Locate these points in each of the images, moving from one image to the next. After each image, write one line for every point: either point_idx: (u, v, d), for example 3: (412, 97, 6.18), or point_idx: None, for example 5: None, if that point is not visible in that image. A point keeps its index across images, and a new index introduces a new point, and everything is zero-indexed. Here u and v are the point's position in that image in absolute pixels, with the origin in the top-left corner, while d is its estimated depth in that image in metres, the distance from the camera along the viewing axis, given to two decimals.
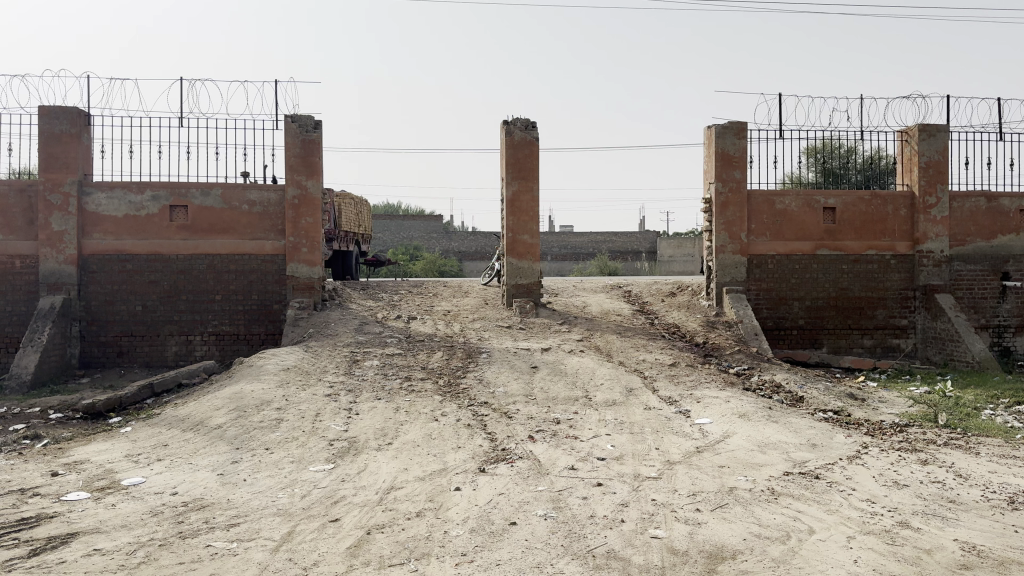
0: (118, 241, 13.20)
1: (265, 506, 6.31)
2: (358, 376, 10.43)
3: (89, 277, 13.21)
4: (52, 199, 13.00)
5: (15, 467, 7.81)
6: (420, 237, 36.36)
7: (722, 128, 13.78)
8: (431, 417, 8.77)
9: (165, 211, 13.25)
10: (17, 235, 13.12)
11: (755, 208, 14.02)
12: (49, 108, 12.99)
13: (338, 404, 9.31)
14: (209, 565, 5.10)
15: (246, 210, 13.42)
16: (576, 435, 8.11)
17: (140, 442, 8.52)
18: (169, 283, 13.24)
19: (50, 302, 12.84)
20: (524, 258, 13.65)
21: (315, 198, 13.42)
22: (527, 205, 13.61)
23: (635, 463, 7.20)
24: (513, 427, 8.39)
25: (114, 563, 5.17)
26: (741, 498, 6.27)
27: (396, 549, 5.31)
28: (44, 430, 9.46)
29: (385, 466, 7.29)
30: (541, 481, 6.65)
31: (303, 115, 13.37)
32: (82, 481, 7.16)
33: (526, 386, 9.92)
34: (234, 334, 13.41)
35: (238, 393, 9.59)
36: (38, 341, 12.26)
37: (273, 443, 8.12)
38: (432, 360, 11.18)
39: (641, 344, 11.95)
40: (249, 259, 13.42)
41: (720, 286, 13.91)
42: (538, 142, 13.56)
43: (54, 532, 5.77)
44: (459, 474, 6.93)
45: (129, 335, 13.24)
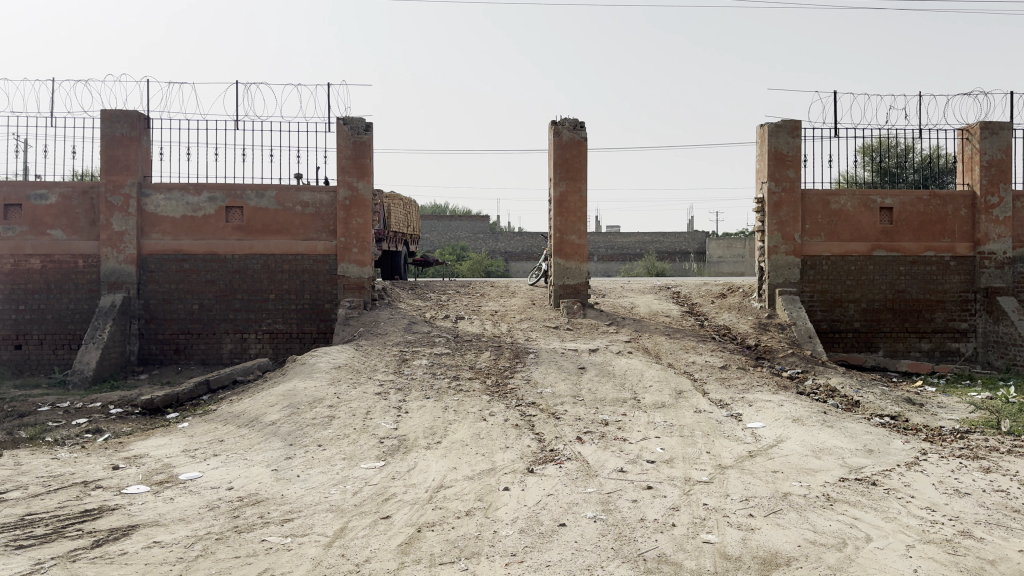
0: (176, 242, 13.54)
1: (319, 502, 6.40)
2: (407, 375, 10.51)
3: (148, 276, 13.56)
4: (113, 201, 13.39)
5: (78, 460, 8.07)
6: (467, 237, 36.50)
7: (775, 127, 13.56)
8: (479, 416, 8.80)
9: (221, 212, 13.55)
10: (79, 235, 13.51)
11: (810, 208, 13.77)
12: (111, 111, 13.38)
13: (388, 402, 9.39)
14: (265, 560, 5.20)
15: (299, 211, 13.64)
16: (624, 437, 8.05)
17: (197, 438, 8.72)
18: (225, 282, 13.54)
19: (111, 300, 13.22)
20: (572, 259, 13.60)
21: (366, 199, 13.58)
22: (575, 205, 13.58)
23: (685, 467, 7.12)
24: (561, 428, 8.37)
25: (172, 555, 5.29)
26: (795, 504, 6.16)
27: (447, 548, 5.33)
28: (105, 425, 9.76)
29: (435, 464, 7.34)
30: (590, 483, 6.62)
31: (354, 116, 13.55)
32: (142, 476, 7.35)
33: (573, 387, 9.89)
34: (287, 333, 13.64)
35: (290, 390, 9.73)
36: (100, 338, 12.63)
37: (326, 439, 8.24)
38: (480, 360, 11.21)
39: (691, 346, 11.82)
40: (301, 260, 13.64)
41: (772, 288, 13.67)
42: (585, 142, 13.51)
43: (116, 525, 5.94)
44: (508, 474, 6.93)
45: (186, 333, 13.56)
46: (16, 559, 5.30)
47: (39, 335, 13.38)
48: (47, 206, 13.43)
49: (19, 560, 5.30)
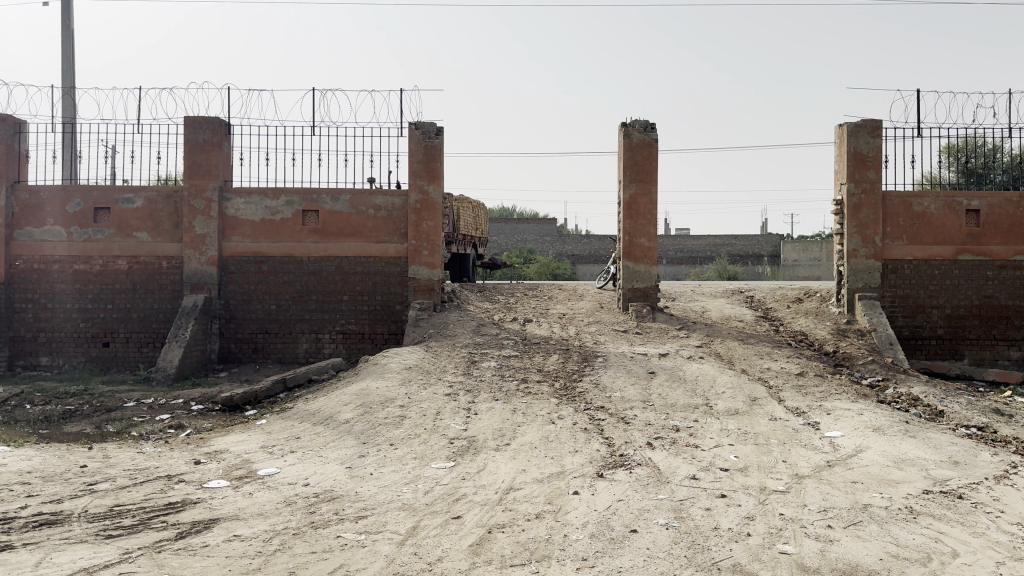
0: (255, 244, 13.95)
1: (391, 501, 6.50)
2: (476, 376, 10.58)
3: (229, 277, 14.00)
4: (196, 205, 13.86)
5: (162, 454, 8.39)
6: (533, 240, 36.49)
7: (854, 127, 13.17)
8: (547, 419, 8.79)
9: (298, 216, 13.90)
10: (164, 238, 14.03)
11: (891, 210, 13.33)
12: (194, 118, 13.86)
13: (457, 403, 9.46)
14: (340, 556, 5.30)
15: (372, 214, 13.89)
16: (697, 444, 7.92)
17: (274, 434, 8.96)
18: (301, 284, 13.88)
19: (194, 300, 13.70)
20: (641, 262, 13.47)
21: (436, 203, 13.74)
22: (644, 207, 13.45)
23: (760, 475, 6.96)
24: (631, 433, 8.29)
25: (251, 549, 5.45)
26: (876, 516, 5.96)
27: (518, 550, 5.34)
28: (187, 421, 10.13)
29: (504, 466, 7.37)
30: (662, 489, 6.55)
31: (426, 121, 13.73)
32: (223, 470, 7.59)
33: (643, 392, 9.77)
34: (359, 333, 13.91)
35: (363, 390, 9.89)
36: (182, 337, 13.11)
37: (397, 439, 8.36)
38: (548, 363, 11.19)
39: (766, 352, 11.56)
40: (373, 262, 13.88)
41: (851, 292, 13.26)
42: (657, 144, 13.37)
43: (198, 517, 6.16)
44: (578, 478, 6.90)
45: (264, 332, 13.96)
46: (106, 548, 5.55)
47: (126, 333, 13.96)
48: (134, 209, 13.99)
49: (108, 549, 5.54)
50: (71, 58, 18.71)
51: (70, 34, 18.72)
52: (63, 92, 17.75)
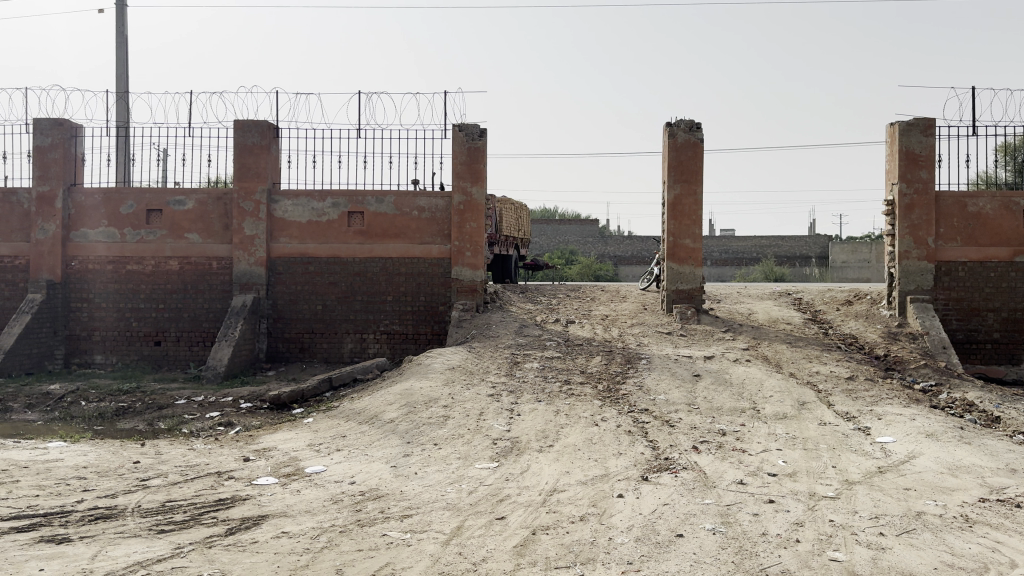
0: (303, 245, 14.16)
1: (436, 500, 6.54)
2: (519, 377, 10.60)
3: (277, 278, 14.23)
4: (245, 206, 14.10)
5: (213, 451, 8.58)
6: (576, 242, 36.42)
7: (906, 126, 12.87)
8: (591, 421, 8.76)
9: (344, 217, 14.07)
10: (214, 239, 14.31)
11: (944, 211, 13.00)
12: (243, 121, 14.08)
13: (500, 404, 9.49)
14: (386, 554, 5.35)
15: (416, 216, 14.00)
16: (743, 448, 7.82)
17: (320, 433, 9.09)
18: (346, 284, 14.05)
19: (243, 300, 13.95)
20: (685, 263, 13.34)
21: (480, 204, 13.80)
22: (689, 208, 13.33)
23: (809, 481, 6.85)
24: (676, 436, 8.22)
25: (299, 546, 5.53)
26: (930, 524, 5.82)
27: (562, 552, 5.34)
28: (236, 419, 10.34)
29: (548, 468, 7.36)
30: (708, 494, 6.48)
31: (469, 123, 13.79)
32: (271, 468, 7.73)
33: (688, 395, 9.68)
34: (403, 334, 14.04)
35: (407, 390, 9.98)
36: (232, 336, 13.36)
37: (441, 439, 8.41)
38: (591, 364, 11.16)
39: (814, 355, 11.37)
40: (417, 263, 13.99)
41: (903, 295, 12.96)
42: (702, 143, 13.23)
43: (247, 514, 6.27)
44: (622, 481, 6.86)
45: (310, 332, 14.16)
46: (159, 542, 5.68)
47: (177, 332, 14.27)
48: (185, 211, 14.29)
49: (161, 543, 5.67)
50: (124, 64, 19.21)
51: (124, 40, 19.21)
52: (116, 96, 18.23)
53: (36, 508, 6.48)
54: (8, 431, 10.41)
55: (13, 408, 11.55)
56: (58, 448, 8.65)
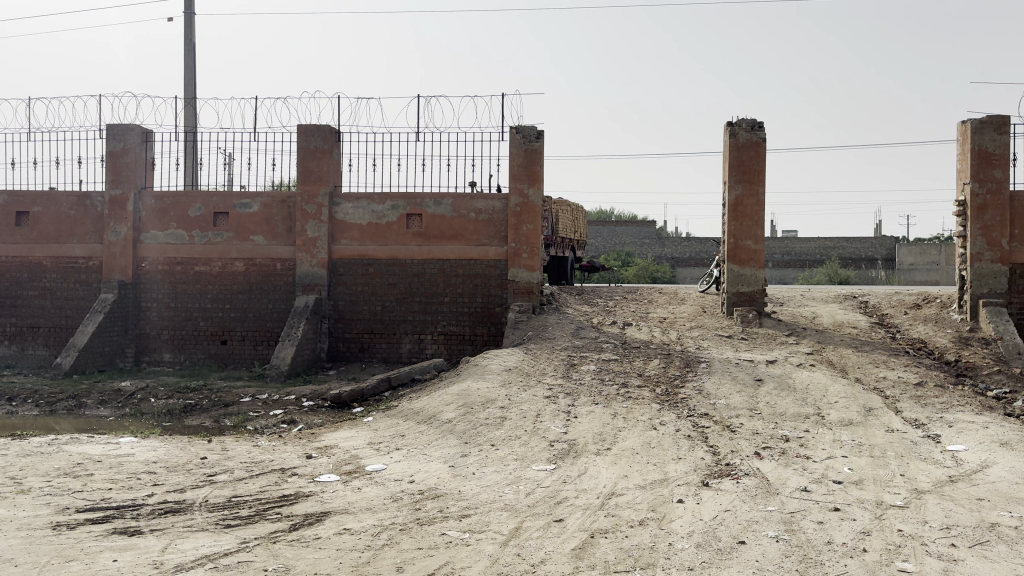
0: (363, 247, 14.38)
1: (494, 501, 6.57)
2: (576, 380, 10.57)
3: (338, 279, 14.48)
4: (308, 209, 14.38)
5: (277, 448, 8.78)
6: (632, 244, 36.14)
7: (979, 124, 12.42)
8: (649, 424, 8.68)
9: (403, 220, 14.25)
10: (278, 241, 14.63)
11: (1019, 212, 12.52)
12: (306, 126, 14.36)
13: (557, 406, 9.48)
14: (445, 553, 5.40)
15: (473, 218, 14.10)
16: (808, 455, 7.66)
17: (380, 432, 9.23)
18: (405, 285, 14.23)
19: (305, 301, 14.23)
20: (746, 265, 13.13)
21: (536, 206, 13.83)
22: (751, 209, 13.11)
23: (876, 489, 6.67)
24: (737, 442, 8.10)
25: (361, 543, 5.62)
26: (1005, 535, 5.61)
27: (621, 556, 5.31)
28: (299, 417, 10.57)
29: (605, 471, 7.33)
30: (771, 501, 6.36)
31: (527, 125, 13.82)
32: (332, 465, 7.87)
33: (749, 400, 9.52)
34: (460, 334, 14.15)
35: (464, 390, 10.04)
36: (295, 335, 13.64)
37: (499, 440, 8.44)
38: (649, 367, 11.06)
39: (881, 360, 11.06)
40: (474, 265, 14.10)
41: (975, 299, 12.52)
42: (764, 143, 13.01)
43: (310, 510, 6.40)
44: (681, 486, 6.79)
45: (369, 332, 14.38)
46: (225, 536, 5.84)
47: (242, 331, 14.65)
48: (251, 214, 14.63)
49: (228, 538, 5.83)
50: (192, 70, 19.79)
51: (191, 47, 19.79)
52: (184, 103, 18.80)
53: (109, 501, 6.72)
54: (83, 426, 10.83)
55: (87, 404, 12.02)
56: (129, 443, 8.96)
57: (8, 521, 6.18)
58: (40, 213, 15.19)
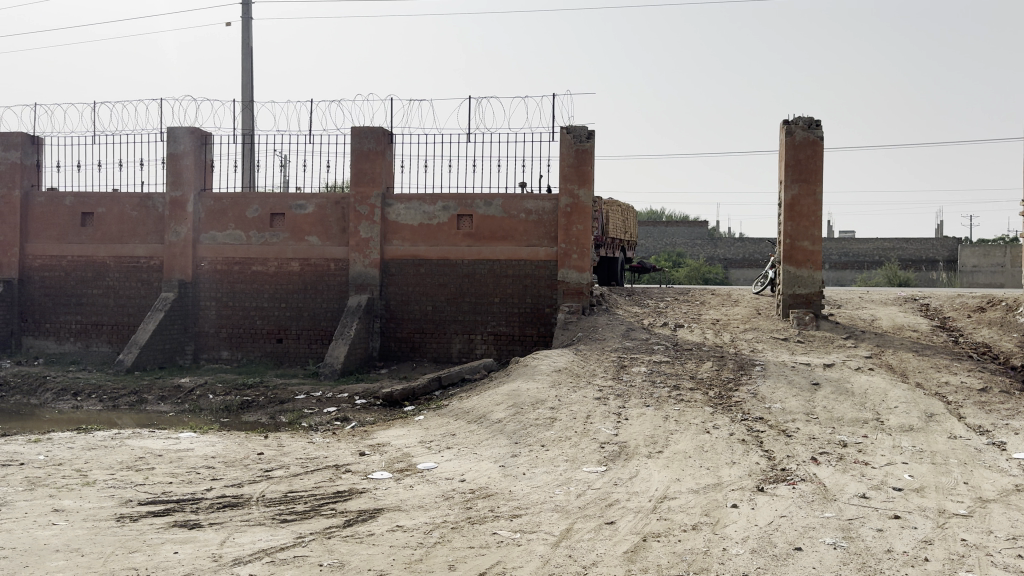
0: (414, 247, 14.51)
1: (545, 501, 6.58)
2: (626, 381, 10.50)
3: (389, 279, 14.64)
4: (361, 210, 14.57)
5: (330, 445, 8.92)
6: (684, 244, 35.73)
7: None
8: (702, 428, 8.58)
9: (454, 220, 14.34)
10: (332, 241, 14.85)
11: None
12: (360, 128, 14.55)
13: (608, 408, 9.43)
14: (497, 553, 5.42)
15: (523, 218, 14.11)
16: (866, 461, 7.49)
17: (431, 430, 9.31)
18: (456, 285, 14.33)
19: (358, 301, 14.42)
20: (803, 267, 12.90)
21: (587, 207, 13.79)
22: (808, 209, 12.86)
23: (938, 497, 6.49)
24: (793, 446, 7.96)
25: (413, 540, 5.68)
26: None
27: (674, 561, 5.26)
28: (352, 414, 10.74)
29: (657, 474, 7.28)
30: (828, 507, 6.24)
31: (577, 125, 13.78)
32: (385, 463, 7.97)
33: (805, 404, 9.34)
34: (510, 335, 14.20)
35: (514, 391, 10.06)
36: (348, 334, 13.83)
37: (549, 440, 8.45)
38: (701, 370, 10.93)
39: (943, 365, 10.75)
40: (524, 265, 14.12)
41: None
42: (821, 142, 12.75)
43: (363, 507, 6.49)
44: (735, 491, 6.70)
45: (421, 332, 14.51)
46: (282, 531, 5.96)
47: (297, 330, 14.92)
48: (306, 215, 14.88)
49: (284, 532, 5.95)
50: (250, 74, 20.22)
51: (249, 52, 20.23)
52: (242, 106, 19.21)
53: (170, 494, 6.91)
54: (144, 422, 11.16)
55: (148, 400, 12.40)
56: (189, 438, 9.20)
57: (75, 512, 6.40)
58: (105, 214, 15.68)
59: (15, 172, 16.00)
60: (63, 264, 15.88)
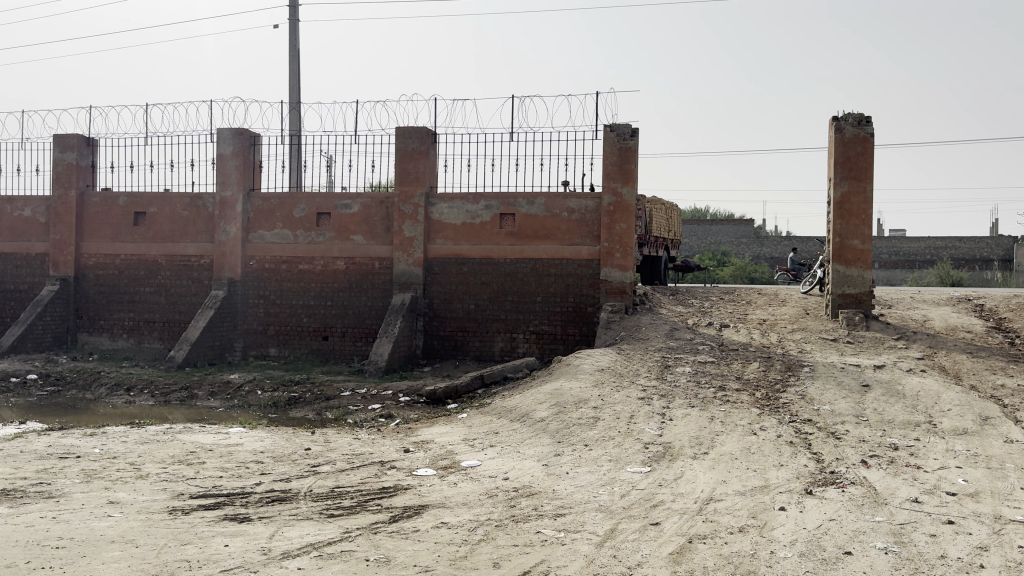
0: (457, 246, 14.59)
1: (589, 501, 6.57)
2: (670, 382, 10.43)
3: (433, 278, 14.74)
4: (405, 209, 14.69)
5: (376, 442, 9.03)
6: (729, 243, 35.31)
7: None
8: (748, 429, 8.48)
9: (496, 220, 14.39)
10: (377, 241, 15.00)
11: None
12: (404, 128, 14.67)
13: (652, 408, 9.38)
14: (541, 551, 5.44)
15: (566, 217, 14.10)
16: (918, 465, 7.34)
17: (474, 429, 9.36)
18: (498, 284, 14.38)
19: (402, 299, 14.55)
20: (853, 266, 12.66)
21: (630, 205, 13.71)
22: (858, 207, 12.61)
23: (993, 503, 6.32)
24: (842, 449, 7.83)
25: (458, 537, 5.72)
26: None
27: (721, 563, 5.22)
28: (396, 411, 10.86)
29: (703, 475, 7.21)
30: (879, 511, 6.13)
31: (621, 123, 13.72)
32: (429, 460, 8.04)
33: (855, 406, 9.17)
34: (552, 334, 14.20)
35: (558, 390, 10.06)
36: (392, 332, 13.96)
37: (592, 440, 8.43)
38: (747, 371, 10.80)
39: (999, 367, 10.46)
40: (567, 264, 14.10)
41: None
42: (872, 138, 12.51)
43: (409, 503, 6.56)
44: (783, 494, 6.61)
45: (463, 330, 14.59)
46: (329, 526, 6.05)
47: (342, 328, 15.12)
48: (351, 214, 15.06)
49: (331, 527, 6.03)
50: (296, 76, 20.51)
51: (296, 55, 20.53)
52: (290, 107, 19.51)
53: (220, 488, 7.06)
54: (194, 417, 11.42)
55: (199, 395, 12.69)
56: (238, 434, 9.39)
57: (129, 504, 6.58)
58: (157, 213, 16.07)
59: (71, 172, 16.50)
60: (117, 263, 16.32)
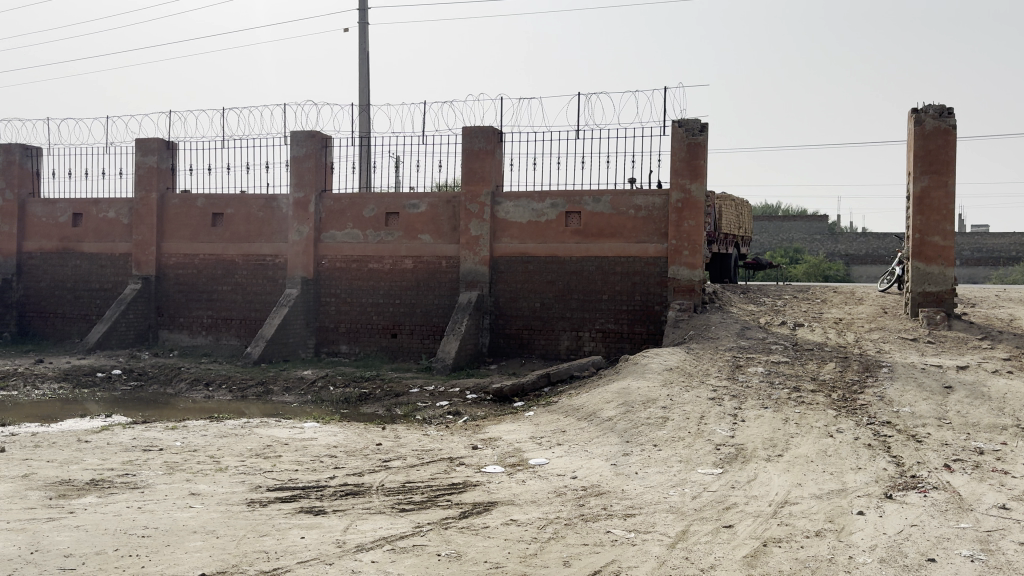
0: (523, 245, 14.63)
1: (659, 502, 6.51)
2: (742, 382, 10.25)
3: (499, 277, 14.81)
4: (471, 208, 14.80)
5: (445, 438, 9.13)
6: (801, 239, 34.44)
7: None
8: (824, 431, 8.28)
9: (562, 218, 14.38)
10: (444, 240, 15.16)
11: None
12: (471, 128, 14.79)
13: (723, 408, 9.24)
14: (612, 551, 5.42)
15: (632, 215, 13.99)
16: (1005, 470, 7.04)
17: (542, 427, 9.38)
18: (564, 283, 14.37)
19: (468, 298, 14.66)
20: (933, 263, 12.22)
21: (698, 201, 13.51)
22: (939, 202, 12.17)
23: None
24: (924, 453, 7.57)
25: (528, 535, 5.75)
26: None
27: (797, 567, 5.11)
28: (464, 409, 10.97)
29: (777, 478, 7.06)
30: (964, 517, 5.91)
31: (689, 118, 13.53)
32: (498, 457, 8.09)
33: (937, 408, 8.85)
34: (619, 333, 14.12)
35: (625, 390, 9.99)
36: (458, 330, 14.09)
37: (661, 440, 8.35)
38: (822, 371, 10.53)
39: None
40: (633, 262, 13.99)
41: None
42: (954, 130, 12.05)
43: (478, 500, 6.61)
44: (862, 498, 6.43)
45: (529, 328, 14.61)
46: (401, 521, 6.15)
47: (410, 326, 15.33)
48: (419, 214, 15.26)
49: (403, 522, 6.13)
50: (366, 78, 20.85)
51: (365, 58, 20.89)
52: (359, 109, 19.85)
53: (296, 482, 7.24)
54: (270, 412, 11.76)
55: (274, 390, 13.04)
56: (311, 429, 9.62)
57: (209, 496, 6.81)
58: (233, 214, 16.58)
59: (152, 176, 17.14)
60: (196, 263, 16.90)
